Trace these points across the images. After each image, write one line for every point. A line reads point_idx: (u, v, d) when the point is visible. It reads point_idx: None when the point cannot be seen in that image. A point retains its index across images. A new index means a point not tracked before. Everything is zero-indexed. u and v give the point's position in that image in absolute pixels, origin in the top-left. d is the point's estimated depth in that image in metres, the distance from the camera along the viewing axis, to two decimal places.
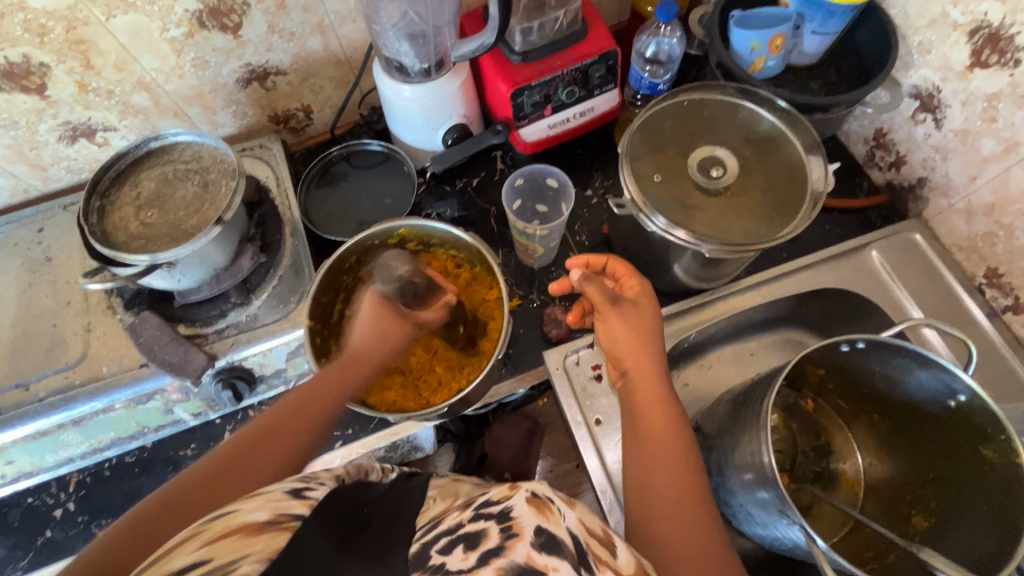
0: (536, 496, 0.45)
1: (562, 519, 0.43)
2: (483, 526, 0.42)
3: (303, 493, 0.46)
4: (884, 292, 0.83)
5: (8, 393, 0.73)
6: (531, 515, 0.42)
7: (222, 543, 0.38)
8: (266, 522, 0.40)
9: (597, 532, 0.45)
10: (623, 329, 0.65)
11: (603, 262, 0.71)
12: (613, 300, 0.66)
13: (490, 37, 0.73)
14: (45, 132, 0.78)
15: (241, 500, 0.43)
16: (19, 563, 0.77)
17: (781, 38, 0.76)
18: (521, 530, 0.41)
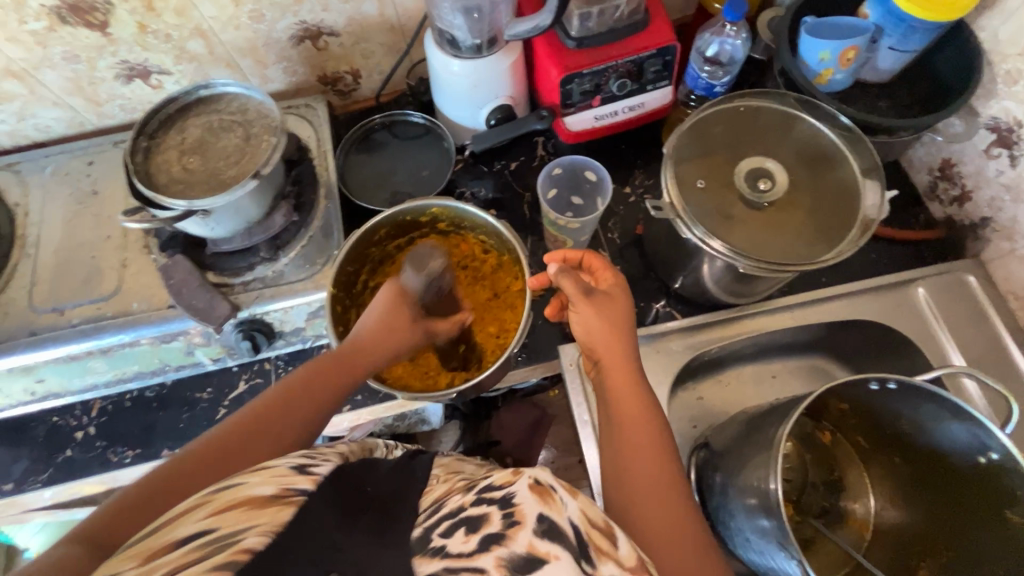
0: (539, 483, 0.43)
1: (566, 506, 0.41)
2: (486, 511, 0.41)
3: (307, 470, 0.46)
4: (926, 333, 0.79)
5: (45, 315, 0.76)
6: (536, 502, 0.41)
7: (228, 516, 0.39)
8: (271, 497, 0.41)
9: (600, 522, 0.42)
10: (603, 322, 0.62)
11: (570, 255, 0.66)
12: (590, 293, 0.63)
13: (547, 19, 0.71)
14: (103, 69, 0.80)
15: (247, 473, 0.44)
16: (40, 476, 0.79)
17: (854, 51, 0.71)
18: (523, 518, 0.40)
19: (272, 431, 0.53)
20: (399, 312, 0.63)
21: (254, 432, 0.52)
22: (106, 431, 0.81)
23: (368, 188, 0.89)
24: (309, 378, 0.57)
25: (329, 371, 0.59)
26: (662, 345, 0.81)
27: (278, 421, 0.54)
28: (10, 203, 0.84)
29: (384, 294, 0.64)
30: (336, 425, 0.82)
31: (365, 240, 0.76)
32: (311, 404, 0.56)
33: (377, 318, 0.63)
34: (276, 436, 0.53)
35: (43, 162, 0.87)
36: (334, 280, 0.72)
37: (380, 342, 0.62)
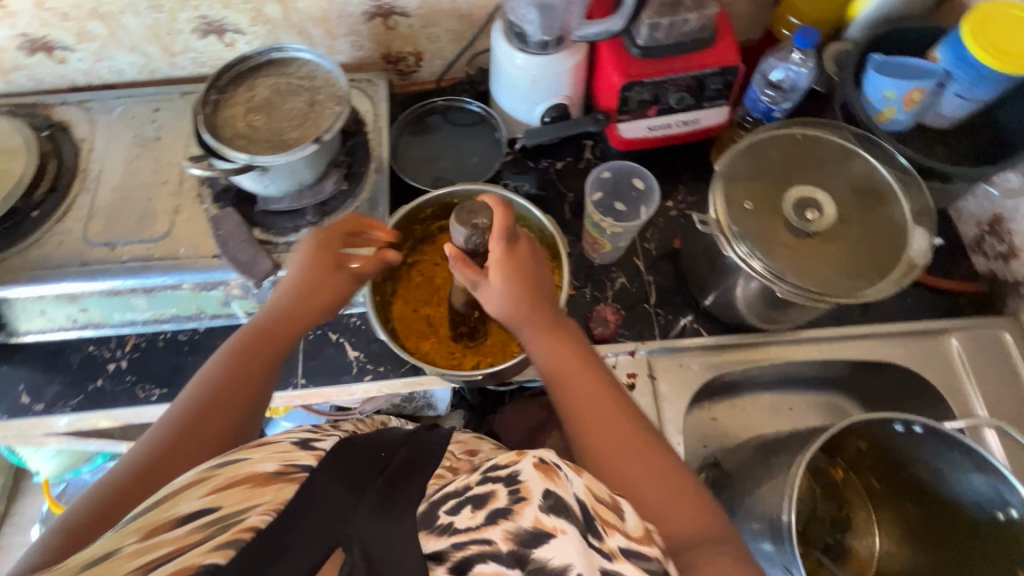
0: (543, 462, 0.42)
1: (570, 483, 0.41)
2: (492, 488, 0.41)
3: (311, 445, 0.48)
4: (954, 384, 0.78)
5: (96, 249, 0.79)
6: (540, 480, 0.41)
7: (231, 493, 0.41)
8: (274, 474, 0.43)
9: (607, 499, 0.43)
10: (507, 293, 0.60)
11: (363, 227, 0.69)
12: (514, 244, 0.61)
13: (619, 24, 0.75)
14: (183, 21, 0.83)
15: (251, 449, 0.46)
16: (69, 401, 0.82)
17: (920, 92, 0.72)
18: (529, 494, 0.40)
19: (222, 408, 0.56)
20: (332, 273, 0.66)
21: (211, 409, 0.55)
22: (136, 367, 0.84)
23: (416, 168, 0.91)
24: (249, 356, 0.60)
25: (262, 345, 0.61)
26: (685, 359, 0.81)
27: (225, 394, 0.57)
28: (77, 138, 0.87)
29: (308, 256, 0.66)
30: (353, 393, 0.83)
31: (406, 212, 0.76)
32: (261, 376, 0.60)
33: (302, 273, 0.66)
34: (237, 407, 0.57)
35: (112, 103, 0.90)
36: (378, 252, 0.74)
37: (302, 301, 0.64)
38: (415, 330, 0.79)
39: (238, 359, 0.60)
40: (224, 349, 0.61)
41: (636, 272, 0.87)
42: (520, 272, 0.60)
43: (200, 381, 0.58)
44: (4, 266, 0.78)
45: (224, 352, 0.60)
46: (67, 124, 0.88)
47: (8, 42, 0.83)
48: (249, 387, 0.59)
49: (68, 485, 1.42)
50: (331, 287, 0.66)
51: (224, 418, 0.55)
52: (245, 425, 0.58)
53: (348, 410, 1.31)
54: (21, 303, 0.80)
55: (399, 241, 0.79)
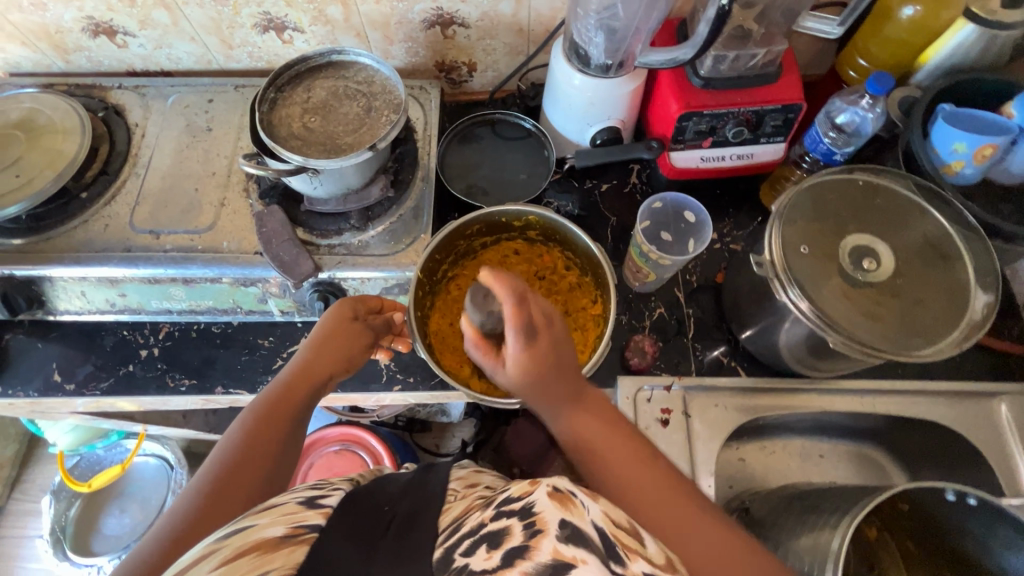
0: (557, 489, 0.40)
1: (587, 511, 0.39)
2: (506, 523, 0.39)
3: (317, 502, 0.49)
4: (1000, 451, 0.76)
5: (141, 236, 0.79)
6: (556, 510, 0.38)
7: (241, 563, 0.41)
8: (282, 537, 0.43)
9: (624, 523, 0.40)
10: (533, 386, 0.54)
11: (381, 302, 0.74)
12: (534, 335, 0.53)
13: (687, 53, 0.71)
14: (245, 16, 0.84)
15: (259, 514, 0.46)
16: (100, 384, 0.82)
17: (991, 149, 0.70)
18: (545, 526, 0.37)
19: (248, 469, 0.54)
20: (349, 329, 0.68)
21: (239, 468, 0.54)
22: (168, 355, 0.84)
23: (461, 179, 0.90)
24: (271, 409, 0.60)
25: (283, 404, 0.61)
26: (720, 400, 0.79)
27: (254, 454, 0.56)
28: (130, 123, 0.88)
29: (331, 319, 0.68)
30: (381, 401, 0.83)
31: (451, 229, 0.75)
32: (287, 422, 0.60)
33: (325, 333, 0.67)
34: (263, 463, 0.55)
35: (167, 91, 0.91)
36: (421, 265, 0.73)
37: (321, 357, 0.65)
38: (450, 345, 0.79)
39: (262, 418, 0.59)
40: (247, 411, 0.60)
41: (675, 304, 0.85)
42: (533, 363, 0.53)
43: (225, 445, 0.56)
44: (50, 244, 0.79)
45: (247, 415, 0.59)
46: (122, 108, 0.89)
47: (73, 23, 0.84)
48: (275, 445, 0.57)
49: (82, 458, 1.43)
50: (350, 345, 0.68)
51: (252, 475, 0.54)
52: (275, 469, 0.57)
53: (363, 411, 1.31)
54: (61, 283, 0.79)
55: (442, 255, 0.78)
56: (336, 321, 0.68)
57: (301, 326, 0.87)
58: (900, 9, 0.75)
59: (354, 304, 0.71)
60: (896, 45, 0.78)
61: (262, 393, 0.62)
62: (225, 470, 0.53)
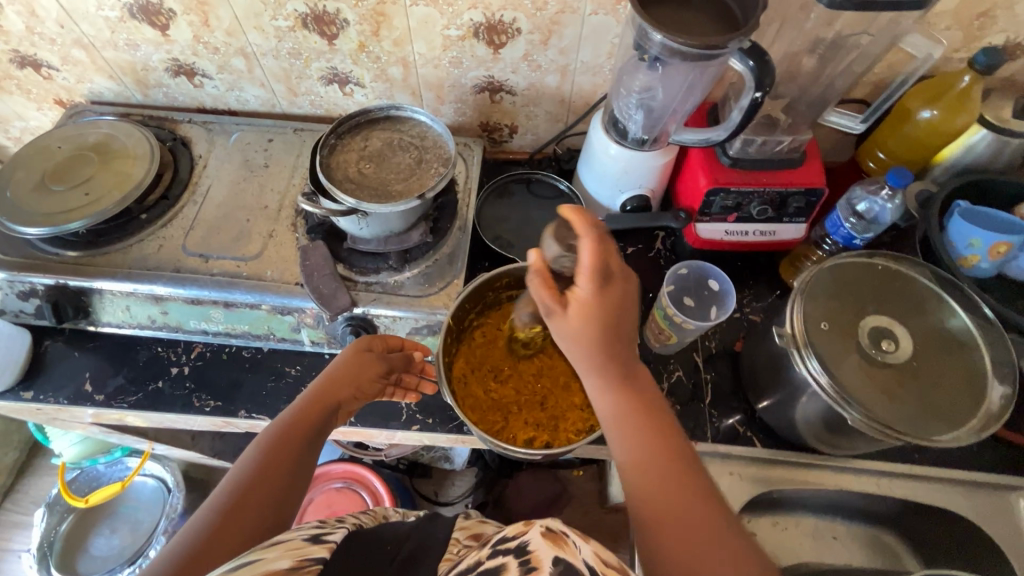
0: (551, 530, 0.43)
1: (578, 549, 0.42)
2: (501, 562, 0.41)
3: (321, 538, 0.50)
4: (1017, 547, 0.74)
5: (191, 258, 0.84)
6: (549, 547, 0.41)
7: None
8: (288, 568, 0.44)
9: (612, 562, 0.43)
10: (582, 332, 0.55)
11: (401, 341, 0.78)
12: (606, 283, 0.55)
13: (721, 135, 0.76)
14: (314, 69, 0.92)
15: (263, 551, 0.47)
16: (128, 397, 0.84)
17: (1006, 246, 0.74)
18: (539, 563, 0.40)
19: (266, 488, 0.55)
20: (365, 360, 0.72)
21: (256, 483, 0.55)
22: (197, 375, 0.87)
23: (495, 231, 0.95)
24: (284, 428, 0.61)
25: (299, 427, 0.62)
26: (735, 469, 0.80)
27: (270, 473, 0.56)
28: (194, 155, 0.95)
29: (347, 352, 0.71)
30: (398, 440, 0.84)
31: (487, 280, 0.79)
32: (299, 442, 0.61)
33: (341, 363, 0.70)
34: (279, 482, 0.56)
35: (231, 128, 0.98)
36: (452, 313, 0.77)
37: (337, 384, 0.68)
38: (471, 391, 0.80)
39: (277, 436, 0.60)
40: (264, 431, 0.61)
41: (693, 369, 0.87)
42: (583, 326, 0.55)
43: (242, 464, 0.57)
44: (106, 258, 0.84)
45: (265, 435, 0.60)
46: (188, 140, 0.97)
47: (159, 63, 0.93)
48: (291, 466, 0.58)
49: (82, 473, 1.42)
50: (366, 375, 0.71)
51: (267, 492, 0.55)
52: (292, 489, 0.57)
53: (367, 448, 1.28)
54: (109, 297, 0.83)
55: (470, 304, 0.81)
56: (354, 352, 0.71)
57: (329, 358, 0.89)
58: (919, 112, 0.82)
59: (374, 338, 0.75)
60: (914, 143, 0.84)
61: (278, 417, 0.63)
62: (242, 486, 0.54)
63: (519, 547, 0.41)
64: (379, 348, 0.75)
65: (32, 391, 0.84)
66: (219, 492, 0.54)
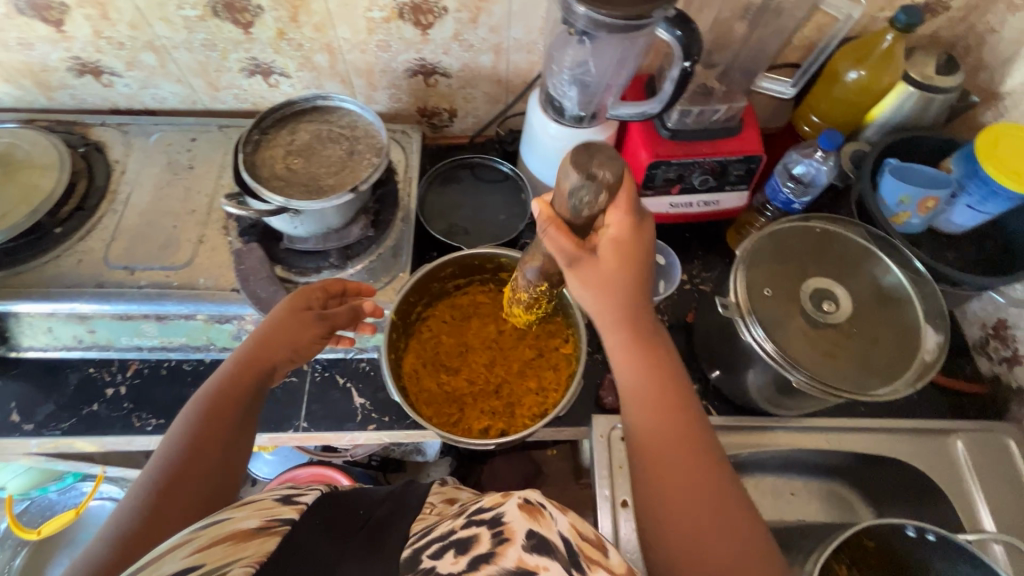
0: (528, 502, 0.42)
1: (554, 521, 0.40)
2: (475, 531, 0.40)
3: (292, 499, 0.49)
4: (959, 486, 0.78)
5: (115, 271, 0.79)
6: (523, 520, 0.40)
7: (214, 550, 0.41)
8: (257, 529, 0.44)
9: (590, 535, 0.41)
10: (617, 283, 0.55)
11: (342, 286, 0.72)
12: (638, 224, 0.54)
13: (655, 109, 0.76)
14: (232, 61, 0.86)
15: (232, 507, 0.46)
16: (61, 424, 0.80)
17: (934, 200, 0.76)
18: (512, 534, 0.39)
19: (196, 470, 0.52)
20: (302, 318, 0.65)
21: (185, 467, 0.52)
22: (136, 394, 0.82)
23: (441, 219, 0.92)
24: (215, 402, 0.57)
25: (229, 398, 0.57)
26: None
27: (203, 451, 0.54)
28: (110, 160, 0.89)
29: (283, 308, 0.65)
30: (356, 441, 0.81)
31: (431, 272, 0.78)
32: (231, 415, 0.57)
33: (275, 323, 0.63)
34: (215, 459, 0.54)
35: (150, 129, 0.92)
36: (395, 310, 0.75)
37: (268, 347, 0.62)
38: (424, 386, 0.79)
39: (206, 414, 0.56)
40: (195, 399, 0.57)
41: None
42: (615, 265, 0.54)
43: (175, 437, 0.54)
44: (20, 279, 0.78)
45: (191, 409, 0.56)
46: (103, 145, 0.90)
47: (60, 62, 0.85)
48: (225, 442, 0.55)
49: (32, 503, 1.35)
50: (304, 334, 0.64)
51: (203, 468, 0.53)
52: (228, 464, 0.55)
53: (335, 451, 1.29)
54: (27, 319, 0.79)
55: (416, 297, 0.80)
56: (289, 310, 0.65)
57: None
58: (847, 73, 0.82)
59: (311, 291, 0.68)
60: (844, 105, 0.85)
61: (207, 382, 0.59)
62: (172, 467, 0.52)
63: (494, 519, 0.40)
64: (315, 301, 0.68)
65: None
66: (148, 473, 0.52)
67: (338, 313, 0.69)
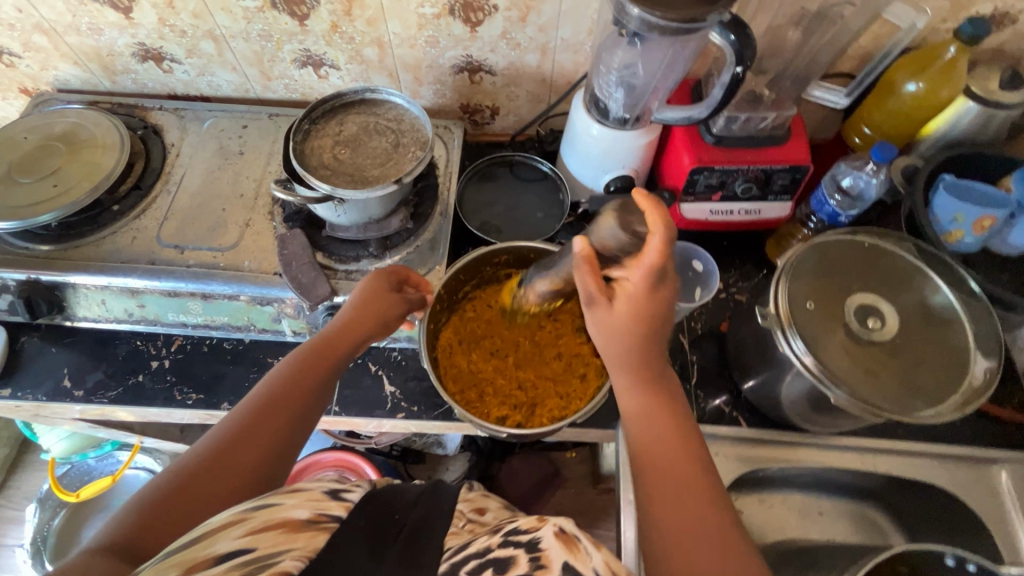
0: (564, 532, 0.42)
1: (590, 556, 0.40)
2: (511, 554, 0.41)
3: (339, 496, 0.49)
4: (1001, 518, 0.75)
5: (166, 250, 0.82)
6: (560, 549, 0.40)
7: (266, 536, 0.42)
8: (306, 521, 0.44)
9: (626, 573, 0.40)
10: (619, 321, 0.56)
11: (407, 274, 0.74)
12: (658, 283, 0.55)
13: (702, 113, 0.75)
14: (286, 52, 0.89)
15: (285, 494, 0.47)
16: (108, 393, 0.83)
17: (990, 220, 0.74)
18: (548, 562, 0.39)
19: (266, 426, 0.56)
20: (381, 297, 0.70)
21: (262, 416, 0.56)
22: (179, 368, 0.85)
23: (478, 214, 0.93)
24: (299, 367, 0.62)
25: (314, 365, 0.62)
26: (721, 449, 0.79)
27: (278, 411, 0.58)
28: (165, 143, 0.93)
29: (366, 287, 0.70)
30: (385, 428, 0.83)
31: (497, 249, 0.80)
32: (304, 384, 0.61)
33: (358, 303, 0.68)
34: (282, 419, 0.57)
35: (204, 115, 0.96)
36: (444, 282, 0.77)
37: (352, 327, 0.67)
38: (455, 362, 0.81)
39: (294, 372, 0.61)
40: (290, 359, 0.63)
41: (679, 351, 0.87)
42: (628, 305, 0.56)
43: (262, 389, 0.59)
44: (78, 252, 0.82)
45: (281, 368, 0.62)
46: (160, 128, 0.94)
47: (125, 48, 0.89)
48: (299, 406, 0.59)
49: (72, 467, 1.41)
50: (384, 311, 0.69)
51: (273, 426, 0.56)
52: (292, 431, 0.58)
53: (360, 437, 1.29)
54: (83, 291, 0.82)
55: (467, 277, 0.82)
56: (373, 287, 0.70)
57: None
58: (904, 85, 0.80)
59: (394, 273, 0.73)
60: (897, 117, 0.83)
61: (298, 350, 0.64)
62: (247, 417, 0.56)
63: (530, 544, 0.41)
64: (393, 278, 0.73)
65: (10, 389, 0.82)
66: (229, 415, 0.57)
67: (412, 296, 0.73)
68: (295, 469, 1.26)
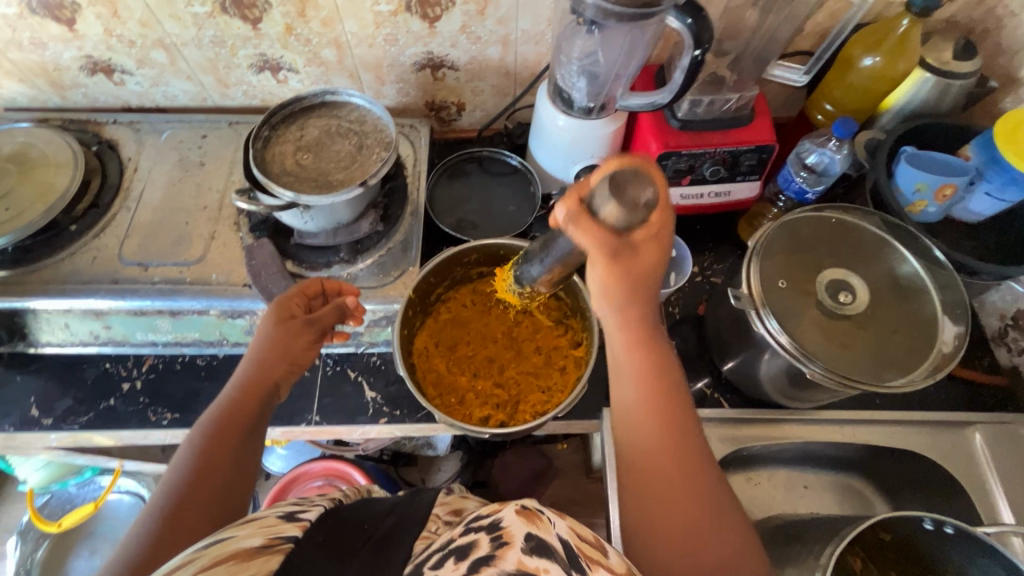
0: (524, 508, 0.42)
1: (553, 525, 0.41)
2: (474, 537, 0.40)
3: (296, 516, 0.48)
4: (976, 478, 0.77)
5: (130, 268, 0.80)
6: (522, 524, 0.40)
7: (218, 570, 0.40)
8: (259, 548, 0.42)
9: (589, 536, 0.43)
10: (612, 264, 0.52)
11: (322, 286, 0.70)
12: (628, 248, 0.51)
13: (665, 98, 0.75)
14: (242, 57, 0.87)
15: (235, 526, 0.45)
16: (79, 418, 0.81)
17: (951, 189, 0.75)
18: (511, 539, 0.39)
19: (204, 488, 0.52)
20: (292, 329, 0.64)
21: (196, 484, 0.52)
22: (151, 388, 0.83)
23: (450, 212, 0.92)
24: (215, 425, 0.56)
25: (234, 416, 0.57)
26: (705, 430, 0.79)
27: (209, 478, 0.53)
28: (122, 157, 0.90)
29: (269, 323, 0.64)
30: (369, 435, 0.82)
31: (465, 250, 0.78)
32: (227, 439, 0.56)
33: (266, 338, 0.63)
34: (220, 480, 0.53)
35: (162, 127, 0.93)
36: (414, 287, 0.75)
37: (267, 365, 0.61)
38: (432, 366, 0.80)
39: (211, 435, 0.56)
40: (203, 418, 0.57)
41: None
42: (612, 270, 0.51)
43: (179, 466, 0.54)
44: (36, 276, 0.79)
45: (196, 434, 0.56)
46: (115, 143, 0.91)
47: (72, 61, 0.86)
48: (230, 459, 0.55)
49: (53, 497, 1.38)
50: (300, 343, 0.64)
51: (209, 492, 0.52)
52: (234, 483, 0.55)
53: (348, 445, 1.28)
54: (45, 315, 0.80)
55: (437, 278, 0.81)
56: (276, 321, 0.64)
57: None
58: (861, 59, 0.81)
59: (298, 296, 0.67)
60: (859, 92, 0.84)
61: (209, 410, 0.58)
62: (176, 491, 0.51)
63: (492, 526, 0.41)
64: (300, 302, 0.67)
65: None
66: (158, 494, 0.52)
67: (332, 314, 0.68)
68: (283, 481, 1.25)
